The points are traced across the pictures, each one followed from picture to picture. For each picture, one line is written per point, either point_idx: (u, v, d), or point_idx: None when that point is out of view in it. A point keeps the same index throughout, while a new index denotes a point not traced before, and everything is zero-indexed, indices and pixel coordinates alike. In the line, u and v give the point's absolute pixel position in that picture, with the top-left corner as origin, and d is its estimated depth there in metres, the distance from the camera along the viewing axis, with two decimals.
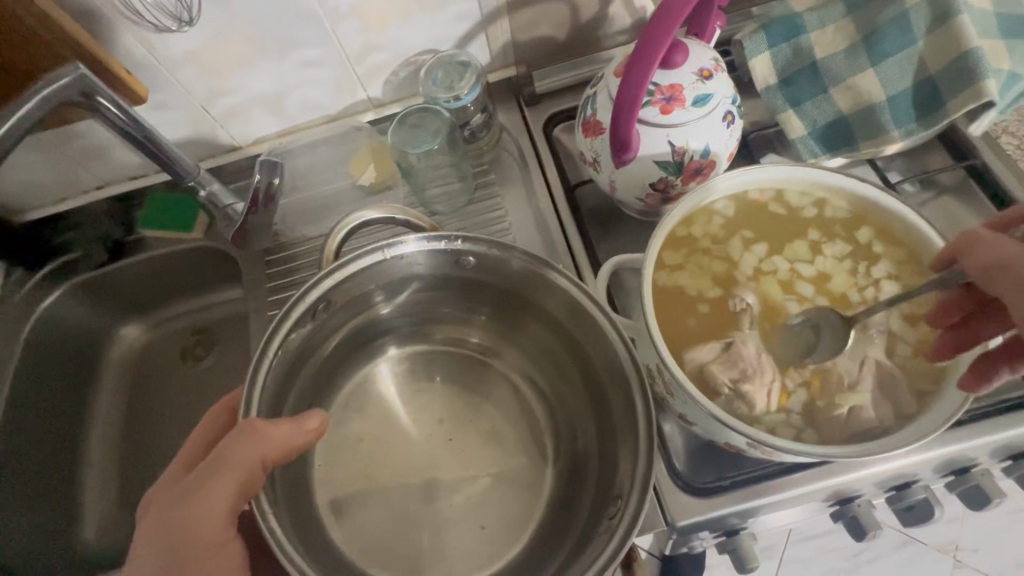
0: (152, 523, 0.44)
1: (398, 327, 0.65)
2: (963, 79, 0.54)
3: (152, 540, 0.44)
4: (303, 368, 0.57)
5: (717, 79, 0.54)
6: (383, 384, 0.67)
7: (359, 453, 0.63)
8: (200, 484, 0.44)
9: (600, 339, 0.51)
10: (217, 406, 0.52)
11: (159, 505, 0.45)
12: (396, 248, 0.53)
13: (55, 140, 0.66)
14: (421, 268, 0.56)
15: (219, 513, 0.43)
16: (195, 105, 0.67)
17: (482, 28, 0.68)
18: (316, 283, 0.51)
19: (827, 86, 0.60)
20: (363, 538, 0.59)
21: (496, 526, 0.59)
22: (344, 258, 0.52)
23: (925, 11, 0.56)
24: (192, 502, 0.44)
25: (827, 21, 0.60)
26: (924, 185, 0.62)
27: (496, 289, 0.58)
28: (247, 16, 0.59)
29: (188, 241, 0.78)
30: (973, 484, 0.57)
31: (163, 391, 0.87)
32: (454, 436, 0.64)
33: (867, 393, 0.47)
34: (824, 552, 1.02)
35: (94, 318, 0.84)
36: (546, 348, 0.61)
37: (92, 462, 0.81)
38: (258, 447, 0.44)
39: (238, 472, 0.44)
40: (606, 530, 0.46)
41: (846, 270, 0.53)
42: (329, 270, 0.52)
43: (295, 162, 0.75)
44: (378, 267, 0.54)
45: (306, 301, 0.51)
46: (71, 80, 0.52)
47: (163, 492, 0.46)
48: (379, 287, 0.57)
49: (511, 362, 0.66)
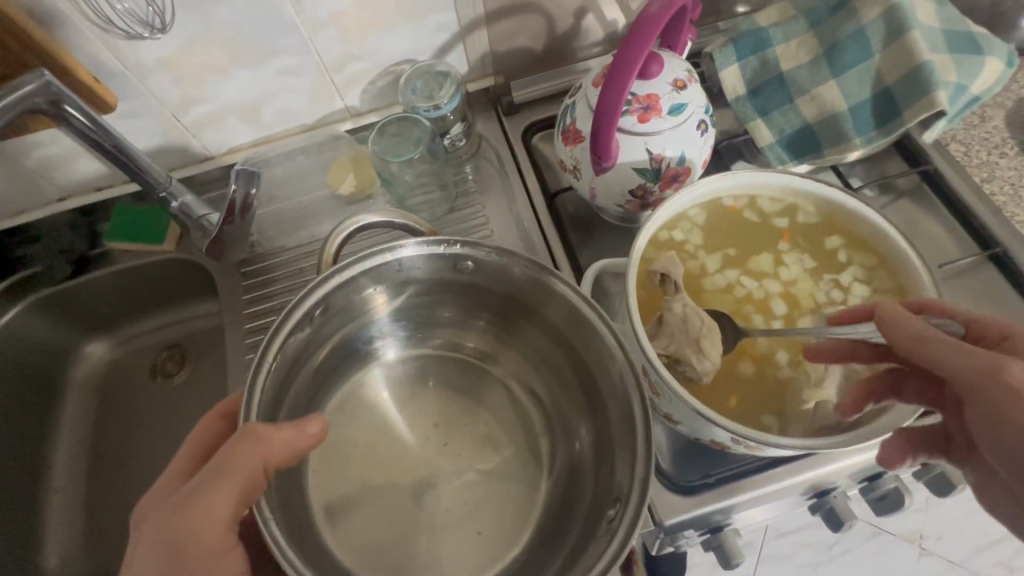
0: (145, 534, 0.43)
1: (393, 334, 0.65)
2: (917, 90, 0.58)
3: (149, 553, 0.42)
4: (297, 378, 0.56)
5: (691, 89, 0.56)
6: (380, 390, 0.66)
7: (358, 457, 0.62)
8: (196, 493, 0.42)
9: (596, 343, 0.50)
10: (213, 410, 0.50)
11: (152, 516, 0.43)
12: (395, 252, 0.52)
13: (15, 151, 0.64)
14: (419, 272, 0.56)
15: (221, 520, 0.42)
16: (166, 113, 0.66)
17: (461, 38, 0.69)
18: (315, 288, 0.50)
19: (792, 96, 0.63)
20: (358, 544, 0.58)
21: (493, 532, 0.58)
22: (342, 264, 0.51)
23: (879, 27, 0.60)
24: (187, 513, 0.42)
25: (791, 35, 0.64)
26: (883, 190, 0.65)
27: (495, 296, 0.58)
28: (224, 23, 0.58)
29: (157, 254, 0.75)
30: (939, 473, 0.60)
31: (133, 410, 0.83)
32: (447, 441, 0.63)
33: (832, 391, 0.50)
34: (798, 547, 1.05)
35: (58, 336, 0.80)
36: (544, 355, 0.61)
37: (55, 485, 0.78)
38: (260, 453, 0.42)
39: (238, 479, 0.42)
40: (604, 533, 0.45)
41: (811, 276, 0.56)
42: (324, 277, 0.51)
43: (273, 171, 0.73)
44: (379, 270, 0.53)
45: (303, 308, 0.50)
46: (36, 87, 0.50)
47: (155, 505, 0.44)
48: (377, 291, 0.57)
49: (509, 368, 0.65)
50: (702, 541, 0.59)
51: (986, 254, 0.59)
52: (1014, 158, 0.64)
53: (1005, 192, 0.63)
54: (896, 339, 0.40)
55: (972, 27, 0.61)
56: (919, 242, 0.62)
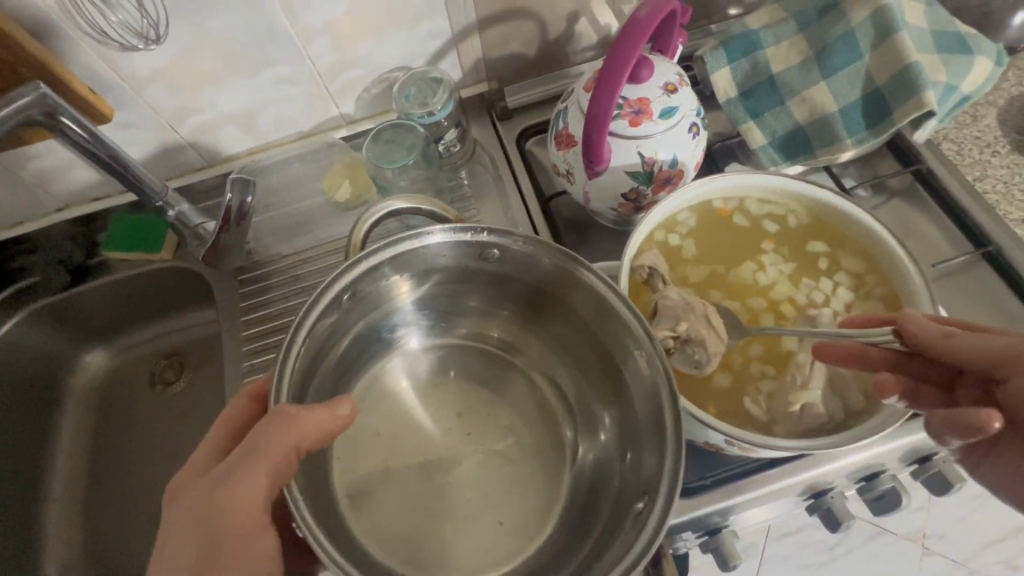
0: (176, 522, 0.42)
1: (417, 322, 0.62)
2: (906, 91, 0.58)
3: (181, 541, 0.41)
4: (321, 364, 0.53)
5: (682, 93, 0.56)
6: (400, 378, 0.64)
7: (374, 443, 0.60)
8: (229, 475, 0.42)
9: (625, 333, 0.49)
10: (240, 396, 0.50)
11: (183, 503, 0.42)
12: (423, 242, 0.50)
13: (14, 161, 0.64)
14: (444, 260, 0.53)
15: (254, 500, 0.41)
16: (162, 122, 0.66)
17: (453, 45, 0.69)
18: (341, 275, 0.48)
19: (783, 98, 0.63)
20: (382, 527, 0.56)
21: (516, 520, 0.57)
22: (370, 250, 0.49)
23: (868, 28, 0.60)
24: (218, 497, 0.41)
25: (781, 37, 0.64)
26: (875, 190, 0.65)
27: (518, 286, 0.57)
28: (219, 32, 0.59)
29: (156, 262, 0.76)
30: (936, 472, 0.59)
31: (133, 418, 0.83)
32: (471, 433, 0.61)
33: (817, 390, 0.50)
34: (800, 548, 1.05)
35: (56, 345, 0.81)
36: (572, 346, 0.58)
37: (54, 495, 0.78)
38: (293, 433, 0.42)
39: (272, 459, 0.42)
40: (633, 525, 0.44)
41: (790, 280, 0.58)
42: (356, 260, 0.49)
43: (269, 179, 0.74)
44: (406, 257, 0.51)
45: (329, 297, 0.48)
46: (31, 99, 0.50)
47: (185, 490, 0.43)
48: (404, 278, 0.55)
49: (533, 359, 0.63)
50: (699, 543, 0.60)
51: (979, 252, 0.59)
52: (1007, 156, 0.64)
53: (998, 189, 0.62)
54: (924, 343, 0.41)
55: (961, 27, 0.61)
56: (910, 241, 0.62)
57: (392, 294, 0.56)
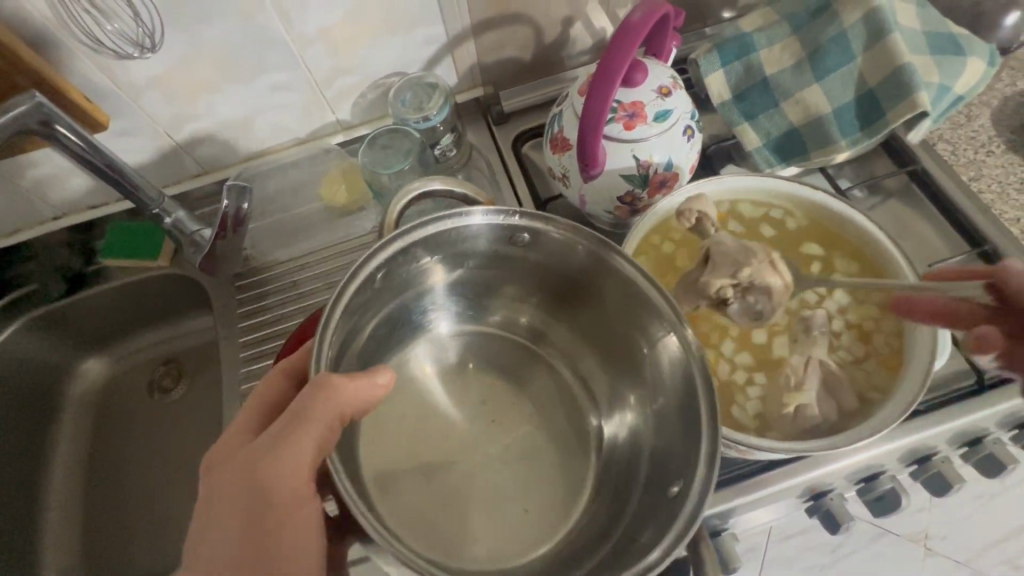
0: (217, 491, 0.41)
1: (448, 304, 0.61)
2: (900, 92, 0.58)
3: (226, 510, 0.41)
4: (352, 348, 0.51)
5: (676, 96, 0.56)
6: (424, 365, 0.62)
7: (395, 430, 0.58)
8: (270, 446, 0.41)
9: (653, 313, 0.48)
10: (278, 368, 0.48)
11: (222, 473, 0.42)
12: (459, 221, 0.49)
13: (11, 170, 0.65)
14: (476, 243, 0.53)
15: (297, 472, 0.40)
16: (159, 130, 0.66)
17: (448, 50, 0.70)
18: (375, 251, 0.47)
19: (777, 100, 0.63)
20: (407, 513, 0.53)
21: (541, 508, 0.55)
22: (406, 226, 0.48)
23: (860, 30, 0.60)
24: (260, 469, 0.40)
25: (774, 40, 0.64)
26: (871, 191, 0.66)
27: (546, 271, 0.56)
28: (217, 40, 0.59)
29: (155, 270, 0.76)
30: (935, 472, 0.58)
31: (132, 427, 0.83)
32: (501, 419, 0.60)
33: (811, 391, 0.50)
34: (804, 550, 1.05)
35: (53, 354, 0.80)
36: (602, 331, 0.57)
37: (51, 506, 0.77)
38: (338, 401, 0.41)
39: (314, 431, 0.41)
40: (669, 506, 0.44)
41: None
42: (389, 237, 0.48)
43: (266, 186, 0.74)
44: (440, 238, 0.50)
45: (367, 270, 0.47)
46: (28, 108, 0.50)
47: (224, 460, 0.42)
48: (438, 259, 0.54)
49: (560, 349, 0.62)
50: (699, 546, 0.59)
51: (976, 251, 0.59)
52: (1001, 156, 0.64)
53: (992, 189, 0.63)
54: None
55: (954, 28, 0.62)
56: (906, 242, 0.62)
57: (427, 273, 0.55)
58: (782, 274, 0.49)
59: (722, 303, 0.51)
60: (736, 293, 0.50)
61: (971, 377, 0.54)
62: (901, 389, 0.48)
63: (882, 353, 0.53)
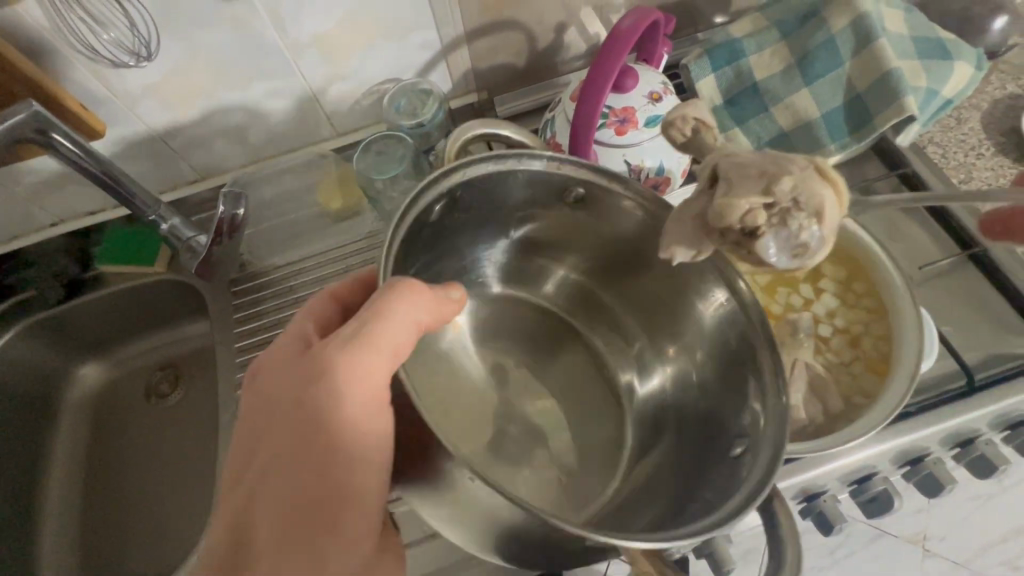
0: (287, 403, 0.41)
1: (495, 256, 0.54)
2: (887, 96, 0.59)
3: (297, 419, 0.40)
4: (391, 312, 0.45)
5: (667, 101, 0.56)
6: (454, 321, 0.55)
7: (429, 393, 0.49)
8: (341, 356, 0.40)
9: (707, 266, 0.45)
10: (332, 291, 0.48)
11: (291, 382, 0.42)
12: (522, 164, 0.45)
13: (10, 176, 0.66)
14: (530, 197, 0.48)
15: (369, 383, 0.39)
16: (155, 136, 0.67)
17: (443, 56, 0.70)
18: (434, 179, 0.42)
19: (767, 105, 0.64)
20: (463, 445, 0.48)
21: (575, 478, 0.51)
22: (467, 159, 0.43)
23: (848, 35, 0.61)
24: (332, 376, 0.40)
25: (764, 45, 0.65)
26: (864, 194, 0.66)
27: (590, 236, 0.51)
28: (212, 48, 0.60)
29: (151, 275, 0.76)
30: (927, 473, 0.59)
31: (129, 432, 0.83)
32: (547, 393, 0.54)
33: (798, 394, 0.51)
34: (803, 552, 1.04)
35: (50, 359, 0.81)
36: (656, 300, 0.52)
37: (48, 511, 0.78)
38: (395, 321, 0.39)
39: (389, 342, 0.39)
40: (733, 463, 0.42)
41: (766, 292, 0.58)
42: (447, 169, 0.43)
43: (262, 192, 0.75)
44: (499, 182, 0.45)
45: (425, 200, 0.42)
46: (24, 116, 0.51)
47: (290, 373, 0.42)
48: (488, 209, 0.48)
49: (603, 322, 0.56)
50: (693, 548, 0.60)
51: (965, 253, 0.60)
52: (991, 158, 0.64)
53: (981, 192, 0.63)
54: None
55: (942, 33, 0.62)
56: (897, 244, 0.63)
57: (481, 224, 0.49)
58: (833, 185, 0.37)
59: (751, 236, 0.37)
60: (773, 220, 0.36)
61: (962, 377, 0.54)
62: (889, 390, 0.48)
63: (871, 356, 0.53)
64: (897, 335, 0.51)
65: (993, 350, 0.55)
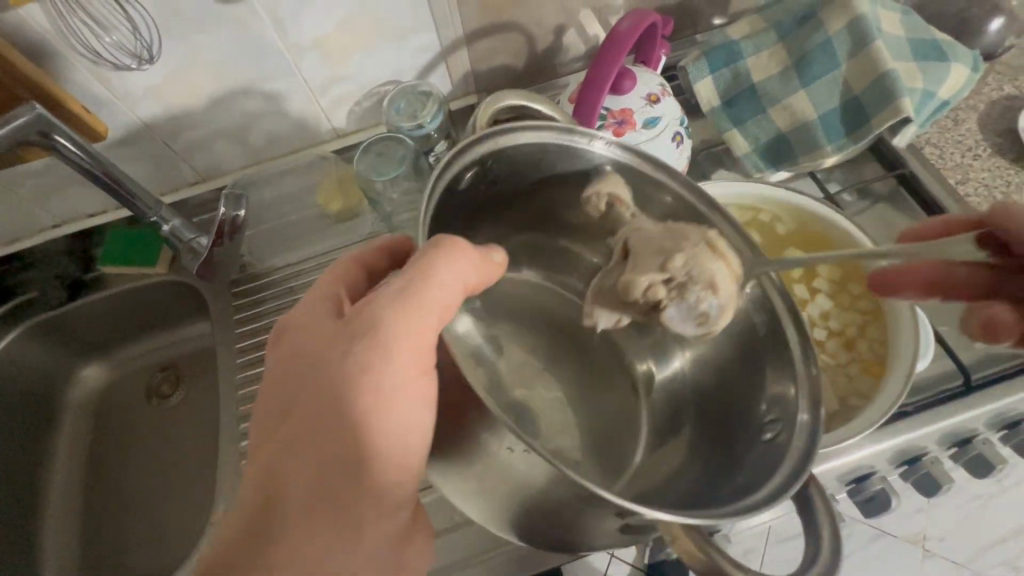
0: (319, 367, 0.40)
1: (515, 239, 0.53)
2: (883, 98, 0.59)
3: (331, 383, 0.39)
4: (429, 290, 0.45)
5: (665, 103, 0.57)
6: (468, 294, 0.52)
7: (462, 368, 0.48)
8: (383, 318, 0.39)
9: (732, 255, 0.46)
10: (361, 256, 0.47)
11: (327, 343, 0.41)
12: (554, 139, 0.44)
13: (12, 178, 0.66)
14: (563, 171, 0.46)
15: (411, 343, 0.39)
16: (156, 139, 0.67)
17: (442, 58, 0.71)
18: (463, 148, 0.41)
19: (764, 106, 0.65)
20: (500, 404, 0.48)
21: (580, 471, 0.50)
22: (504, 127, 0.42)
23: (845, 37, 0.61)
24: (374, 336, 0.39)
25: (762, 47, 0.65)
26: (861, 195, 0.67)
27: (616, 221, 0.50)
28: (213, 50, 0.60)
29: (152, 276, 0.77)
30: (924, 473, 0.59)
31: (131, 432, 0.84)
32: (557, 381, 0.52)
33: None
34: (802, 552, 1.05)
35: (52, 360, 0.81)
36: None
37: (50, 510, 0.78)
38: (442, 280, 0.39)
39: (433, 303, 0.39)
40: (765, 451, 0.42)
41: None
42: (483, 135, 0.42)
43: (262, 193, 0.75)
44: (533, 153, 0.44)
45: (453, 171, 0.41)
46: (29, 119, 0.51)
47: (326, 335, 0.41)
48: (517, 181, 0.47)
49: None
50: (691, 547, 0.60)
51: None
52: (988, 159, 0.65)
53: (978, 193, 0.63)
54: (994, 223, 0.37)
55: (938, 35, 0.62)
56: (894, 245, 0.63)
57: (509, 197, 0.47)
58: (725, 256, 0.43)
59: (656, 306, 0.44)
60: (672, 291, 0.43)
61: (958, 377, 0.54)
62: (886, 389, 0.48)
63: (867, 357, 0.53)
64: (890, 336, 0.52)
65: (990, 351, 0.56)
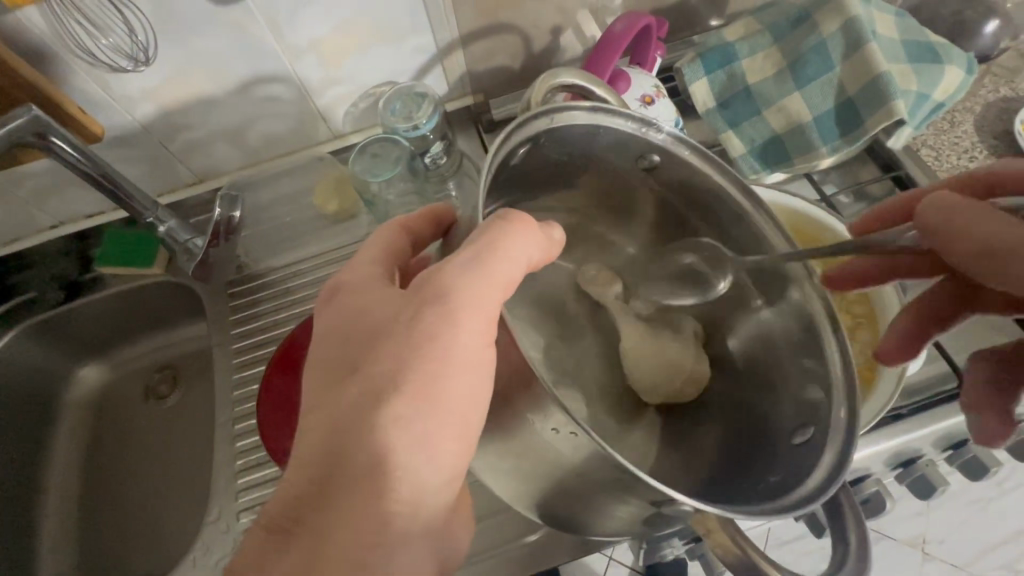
0: (361, 345, 0.37)
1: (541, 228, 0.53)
2: (877, 99, 0.59)
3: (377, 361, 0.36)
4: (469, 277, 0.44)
5: (659, 104, 0.57)
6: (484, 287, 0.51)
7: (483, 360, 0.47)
8: (439, 295, 0.36)
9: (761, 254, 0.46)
10: (405, 221, 0.44)
11: (372, 318, 0.38)
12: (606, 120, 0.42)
13: (9, 180, 0.67)
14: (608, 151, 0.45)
15: (467, 329, 0.36)
16: (154, 140, 0.68)
17: (439, 59, 0.71)
18: (519, 124, 0.39)
19: (760, 108, 0.65)
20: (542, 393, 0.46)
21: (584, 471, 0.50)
22: (557, 105, 0.40)
23: (839, 39, 0.61)
24: (424, 313, 0.36)
25: (757, 48, 0.65)
26: (857, 196, 0.66)
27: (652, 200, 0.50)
28: (210, 52, 0.60)
29: (149, 278, 0.77)
30: (920, 475, 0.59)
31: (129, 433, 0.84)
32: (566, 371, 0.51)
33: None
34: (800, 555, 1.05)
35: (50, 360, 0.82)
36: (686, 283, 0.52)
37: (49, 510, 0.78)
38: (504, 257, 0.36)
39: (496, 284, 0.36)
40: (798, 450, 0.42)
41: None
42: (534, 114, 0.39)
43: (259, 194, 0.75)
44: (581, 133, 0.42)
45: (508, 148, 0.39)
46: (23, 121, 0.51)
47: (371, 308, 0.38)
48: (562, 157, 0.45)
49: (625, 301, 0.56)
50: (686, 549, 0.61)
51: None
52: (985, 161, 0.64)
53: None
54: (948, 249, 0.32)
55: (932, 37, 0.63)
56: None
57: (555, 170, 0.46)
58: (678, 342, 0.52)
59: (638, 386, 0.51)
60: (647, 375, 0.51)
61: (953, 380, 0.54)
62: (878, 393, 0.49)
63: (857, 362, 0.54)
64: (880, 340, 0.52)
65: None
